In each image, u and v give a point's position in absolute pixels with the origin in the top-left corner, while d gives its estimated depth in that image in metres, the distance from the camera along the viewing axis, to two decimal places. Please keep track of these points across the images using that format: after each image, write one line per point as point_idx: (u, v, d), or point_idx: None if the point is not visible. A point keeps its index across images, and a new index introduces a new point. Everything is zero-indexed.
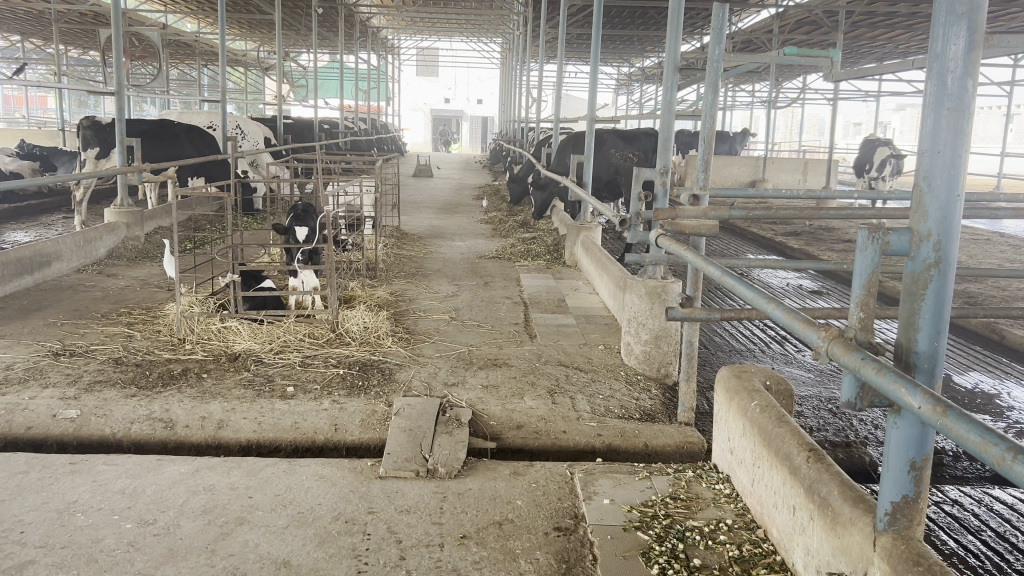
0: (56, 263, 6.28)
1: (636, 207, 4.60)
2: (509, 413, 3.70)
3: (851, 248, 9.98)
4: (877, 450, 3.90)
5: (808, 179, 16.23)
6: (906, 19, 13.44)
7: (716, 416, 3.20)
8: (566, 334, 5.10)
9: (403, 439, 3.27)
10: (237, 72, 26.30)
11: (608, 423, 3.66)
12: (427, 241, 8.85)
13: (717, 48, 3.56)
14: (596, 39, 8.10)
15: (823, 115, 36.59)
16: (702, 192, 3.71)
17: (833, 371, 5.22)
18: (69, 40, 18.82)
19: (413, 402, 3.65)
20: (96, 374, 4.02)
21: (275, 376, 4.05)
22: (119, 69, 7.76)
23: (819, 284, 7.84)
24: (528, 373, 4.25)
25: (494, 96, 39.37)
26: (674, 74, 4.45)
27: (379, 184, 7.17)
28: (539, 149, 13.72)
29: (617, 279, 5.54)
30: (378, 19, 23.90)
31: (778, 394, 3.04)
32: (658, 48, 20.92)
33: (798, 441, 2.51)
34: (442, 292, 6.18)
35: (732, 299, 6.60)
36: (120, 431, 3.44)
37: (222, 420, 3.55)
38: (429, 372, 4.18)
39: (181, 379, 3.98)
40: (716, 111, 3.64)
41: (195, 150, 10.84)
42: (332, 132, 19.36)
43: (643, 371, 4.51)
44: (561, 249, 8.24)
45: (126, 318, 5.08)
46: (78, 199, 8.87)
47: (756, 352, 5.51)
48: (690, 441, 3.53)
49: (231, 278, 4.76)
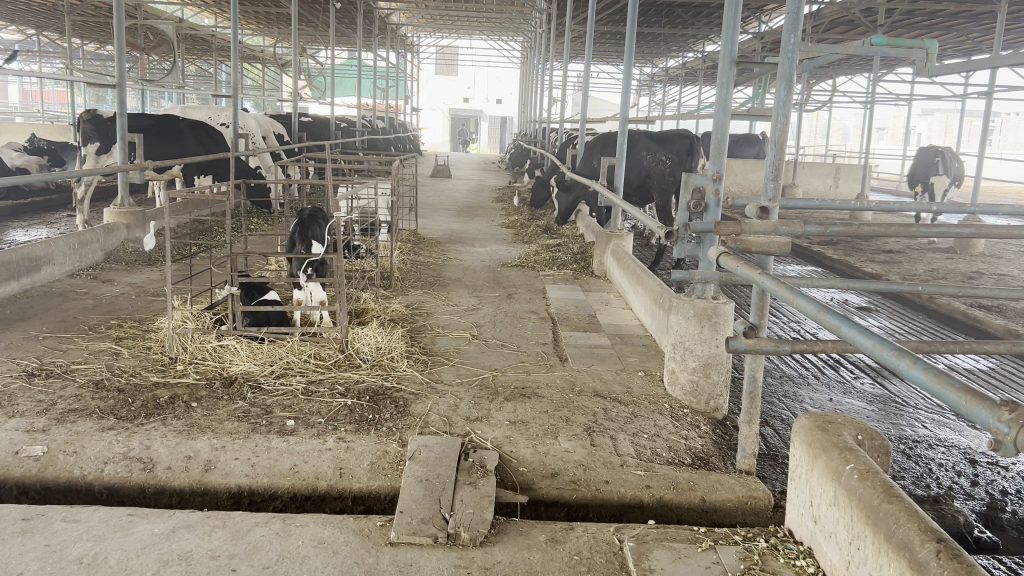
0: (47, 267, 5.82)
1: (684, 218, 4.07)
2: (542, 458, 3.19)
3: (893, 259, 9.44)
4: (969, 504, 3.36)
5: (839, 186, 15.52)
6: (945, 19, 12.89)
7: (792, 473, 2.68)
8: (600, 358, 4.59)
9: (418, 492, 2.76)
10: (255, 69, 25.92)
11: (656, 471, 3.15)
12: (447, 246, 8.37)
13: (793, 36, 3.08)
14: (631, 30, 7.30)
15: (847, 118, 36.06)
16: (770, 203, 3.16)
17: (896, 401, 4.69)
18: (84, 33, 18.44)
19: (430, 442, 3.13)
20: (72, 400, 3.54)
21: (274, 407, 3.55)
22: (120, 61, 7.24)
23: (866, 300, 7.30)
24: (562, 408, 3.72)
25: (513, 96, 38.90)
26: (731, 67, 3.92)
27: (396, 186, 6.66)
28: (563, 150, 13.24)
29: (656, 295, 5.04)
30: (398, 15, 23.43)
31: (873, 452, 2.52)
32: (684, 48, 20.37)
33: (920, 526, 1.98)
34: (462, 304, 5.70)
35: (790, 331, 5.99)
36: (90, 473, 2.96)
37: (210, 460, 3.07)
38: (448, 403, 3.67)
39: (168, 409, 3.50)
40: (790, 111, 3.12)
41: (201, 146, 10.41)
42: (349, 130, 18.91)
43: (689, 405, 4.00)
44: (589, 258, 7.72)
45: (117, 332, 4.60)
46: (79, 197, 8.46)
47: (810, 379, 4.98)
48: (754, 496, 3.02)
49: (229, 290, 4.27)
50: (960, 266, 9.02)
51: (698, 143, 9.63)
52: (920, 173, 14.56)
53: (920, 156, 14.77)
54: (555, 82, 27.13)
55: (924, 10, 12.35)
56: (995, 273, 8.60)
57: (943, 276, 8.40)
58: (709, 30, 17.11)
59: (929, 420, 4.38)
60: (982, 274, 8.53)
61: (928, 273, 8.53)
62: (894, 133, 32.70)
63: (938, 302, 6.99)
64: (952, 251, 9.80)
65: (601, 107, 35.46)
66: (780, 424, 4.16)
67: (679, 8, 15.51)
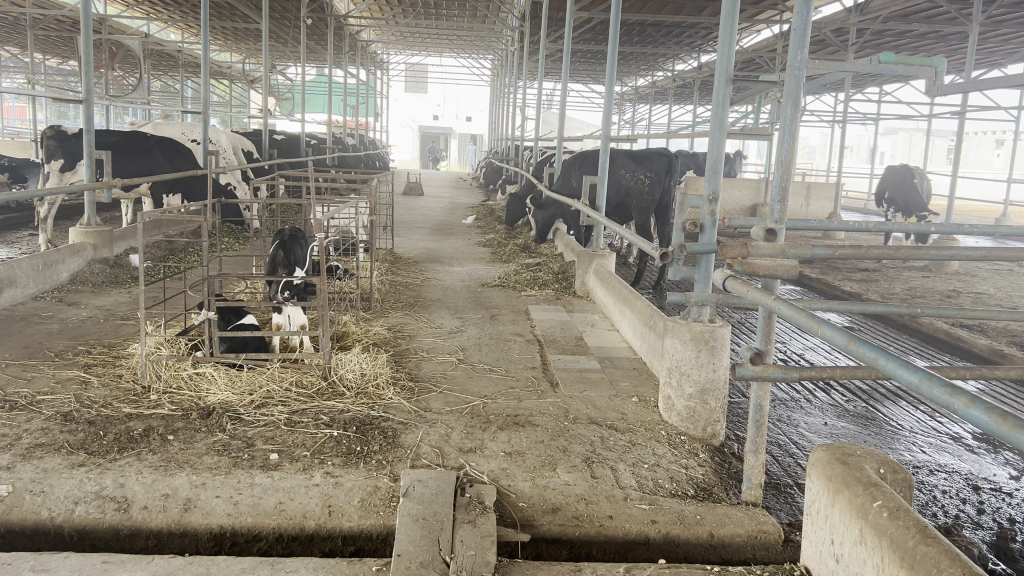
0: (9, 290, 5.56)
1: (678, 238, 3.96)
2: (541, 491, 3.05)
3: (871, 278, 9.47)
4: (978, 533, 3.28)
5: (811, 205, 15.45)
6: (913, 40, 13.09)
7: (809, 507, 2.57)
8: (591, 383, 4.44)
9: (415, 532, 2.60)
10: (222, 85, 25.61)
11: (661, 504, 3.02)
12: (424, 266, 8.20)
13: (800, 53, 3.01)
14: (613, 46, 7.20)
15: (813, 137, 36.58)
16: (776, 226, 3.06)
17: (891, 424, 4.61)
18: (46, 48, 18.07)
19: (424, 477, 2.97)
20: (38, 434, 3.32)
21: (255, 440, 3.36)
22: (87, 78, 7.01)
23: (849, 320, 7.27)
24: (558, 437, 3.58)
25: (483, 114, 38.96)
26: (727, 84, 3.83)
27: (374, 205, 6.50)
28: (538, 169, 13.19)
29: (646, 317, 4.93)
30: (368, 32, 23.31)
31: (895, 485, 2.42)
32: (655, 67, 20.49)
33: (962, 570, 1.86)
34: (446, 327, 5.54)
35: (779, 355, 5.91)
36: (60, 514, 2.76)
37: (189, 498, 2.88)
38: (439, 433, 3.51)
39: (143, 442, 3.29)
40: (797, 128, 3.04)
41: (170, 163, 10.17)
42: (320, 147, 18.68)
43: (686, 431, 3.87)
44: (570, 277, 7.60)
45: (85, 359, 4.38)
46: (42, 216, 8.19)
47: (803, 402, 4.88)
48: (763, 530, 2.90)
49: (205, 315, 4.08)
50: (937, 285, 9.05)
51: (675, 161, 9.68)
52: (899, 197, 14.40)
53: (899, 178, 14.60)
54: (526, 100, 27.22)
55: (894, 30, 12.53)
56: (972, 291, 8.65)
57: (922, 295, 8.40)
58: (680, 48, 17.19)
59: (927, 445, 4.31)
60: (960, 293, 8.56)
61: (907, 292, 8.53)
62: (860, 151, 33.21)
63: (920, 322, 6.98)
64: (927, 269, 9.84)
65: (570, 125, 35.57)
66: (779, 450, 4.06)
67: (650, 27, 15.60)
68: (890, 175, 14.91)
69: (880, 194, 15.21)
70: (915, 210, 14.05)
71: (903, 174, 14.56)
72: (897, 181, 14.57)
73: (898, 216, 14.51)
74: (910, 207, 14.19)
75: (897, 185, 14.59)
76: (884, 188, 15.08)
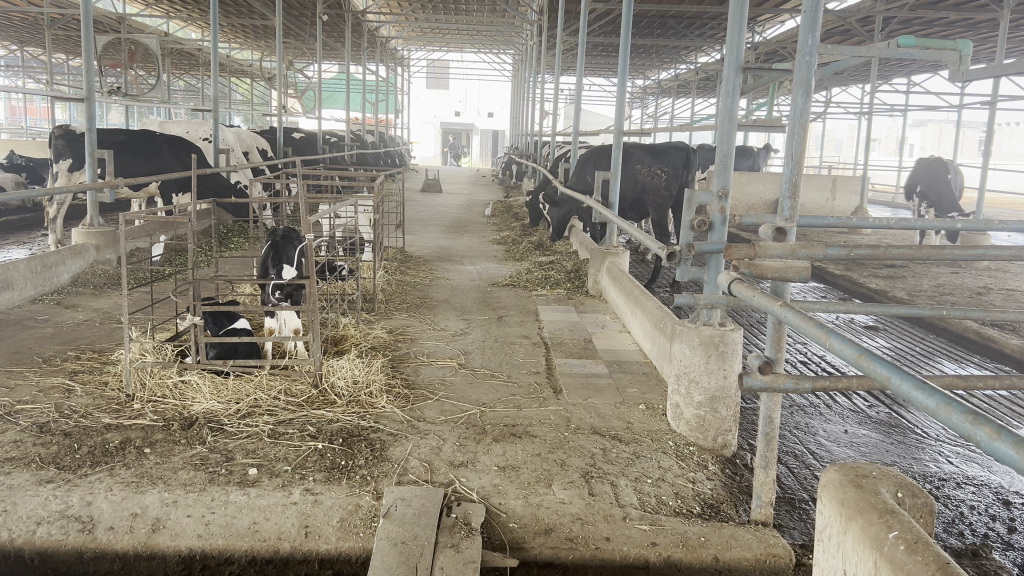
0: (5, 292, 5.44)
1: (686, 238, 3.73)
2: (534, 510, 2.85)
3: (897, 274, 9.17)
4: (1007, 555, 3.03)
5: (837, 199, 15.04)
6: (943, 28, 12.74)
7: (820, 533, 2.35)
8: (597, 390, 4.22)
9: (392, 558, 2.41)
10: (243, 83, 25.62)
11: (663, 525, 2.81)
12: (434, 265, 8.02)
13: (811, 36, 2.77)
14: (625, 36, 6.81)
15: (840, 130, 36.04)
16: (786, 224, 2.83)
17: (917, 433, 4.35)
18: (66, 47, 18.15)
19: (407, 495, 2.78)
20: (10, 447, 3.18)
21: (235, 453, 3.20)
22: (89, 75, 6.88)
23: (875, 321, 6.99)
24: (556, 449, 3.38)
25: (505, 110, 38.79)
26: (737, 73, 3.58)
27: (379, 203, 6.32)
28: (554, 164, 12.95)
29: (656, 319, 4.71)
30: (387, 29, 23.18)
31: (915, 511, 2.19)
32: (677, 60, 20.17)
33: None
34: (450, 329, 5.35)
35: (800, 360, 5.64)
36: (20, 536, 2.59)
37: (159, 518, 2.71)
38: (430, 446, 3.32)
39: (119, 455, 3.14)
40: (808, 121, 2.80)
41: (179, 162, 10.12)
42: (338, 144, 18.55)
43: (695, 441, 3.65)
44: (583, 276, 7.38)
45: (73, 365, 4.24)
46: (51, 217, 8.13)
47: (822, 409, 4.64)
48: (773, 554, 2.69)
49: (191, 320, 3.91)
50: (967, 282, 8.73)
51: (693, 156, 9.34)
52: (931, 193, 14.00)
53: (931, 171, 14.10)
54: (547, 96, 27.02)
55: (923, 18, 12.17)
56: (1003, 288, 8.33)
57: (950, 292, 8.09)
58: (701, 40, 16.89)
59: (954, 455, 4.05)
60: (990, 290, 8.23)
61: (935, 289, 8.22)
62: (888, 143, 32.65)
63: (948, 321, 6.70)
64: (956, 264, 9.52)
65: (593, 119, 35.27)
66: (795, 461, 3.82)
67: (671, 19, 15.33)
68: (922, 165, 14.47)
69: (910, 187, 14.80)
70: (948, 209, 13.69)
71: (935, 168, 14.06)
72: (928, 173, 14.11)
73: (929, 211, 14.21)
74: (942, 205, 13.86)
75: (929, 179, 14.12)
76: (916, 178, 14.61)
